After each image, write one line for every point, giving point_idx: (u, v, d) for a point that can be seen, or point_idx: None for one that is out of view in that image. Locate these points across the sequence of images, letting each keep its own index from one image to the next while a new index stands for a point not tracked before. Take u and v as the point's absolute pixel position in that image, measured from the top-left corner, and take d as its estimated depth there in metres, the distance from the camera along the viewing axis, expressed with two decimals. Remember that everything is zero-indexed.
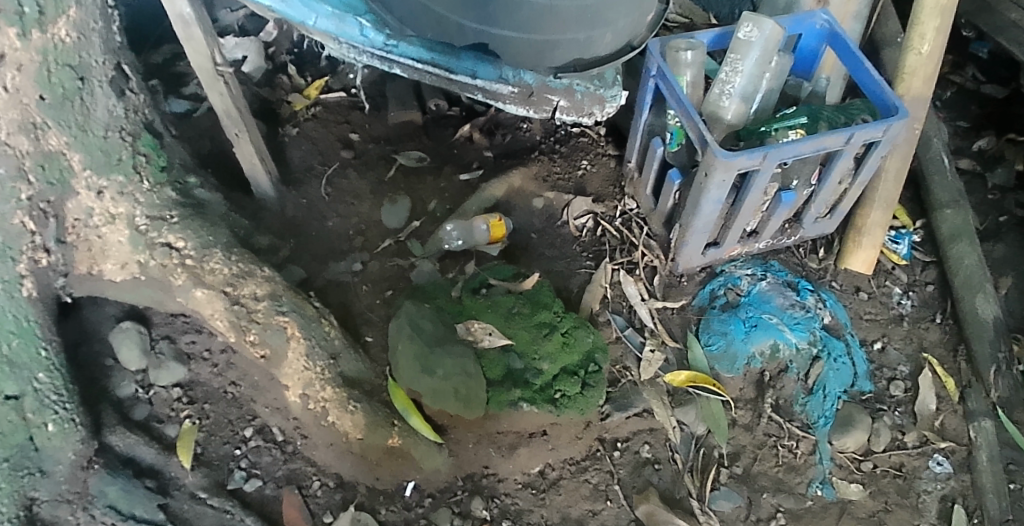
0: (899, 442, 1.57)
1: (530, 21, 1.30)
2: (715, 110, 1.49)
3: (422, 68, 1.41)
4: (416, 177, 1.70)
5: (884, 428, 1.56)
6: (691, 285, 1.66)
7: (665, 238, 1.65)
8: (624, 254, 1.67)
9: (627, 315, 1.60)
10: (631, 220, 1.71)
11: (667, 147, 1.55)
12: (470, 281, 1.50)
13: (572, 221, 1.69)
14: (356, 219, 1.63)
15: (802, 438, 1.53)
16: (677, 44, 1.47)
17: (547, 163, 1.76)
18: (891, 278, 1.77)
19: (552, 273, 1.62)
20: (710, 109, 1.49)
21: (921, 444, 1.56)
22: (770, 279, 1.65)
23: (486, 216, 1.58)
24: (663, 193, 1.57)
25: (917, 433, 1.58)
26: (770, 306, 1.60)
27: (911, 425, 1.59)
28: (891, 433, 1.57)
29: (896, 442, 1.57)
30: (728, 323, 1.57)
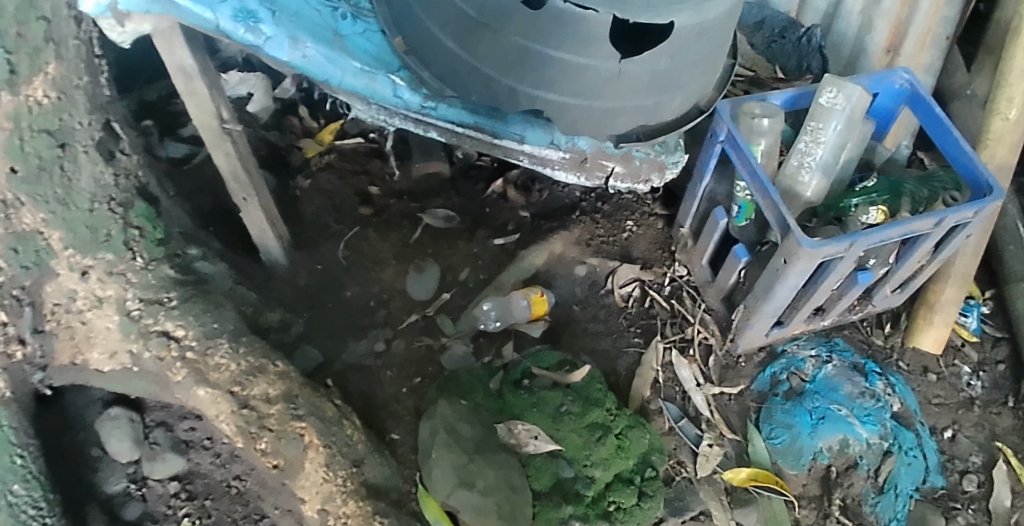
0: None
1: (595, 85, 1.16)
2: (794, 183, 1.34)
3: (462, 131, 1.26)
4: (446, 240, 1.54)
5: None
6: (750, 367, 1.50)
7: (724, 313, 1.50)
8: (677, 330, 1.52)
9: (681, 403, 1.44)
10: (681, 292, 1.56)
11: (734, 220, 1.41)
12: (509, 372, 1.32)
13: (617, 290, 1.55)
14: (378, 289, 1.46)
15: None
16: (749, 108, 1.34)
17: (590, 226, 1.60)
18: (960, 356, 1.62)
19: (598, 353, 1.47)
20: (788, 182, 1.34)
21: None
22: (836, 361, 1.50)
23: (527, 290, 1.41)
24: (727, 270, 1.43)
25: None
26: (839, 395, 1.44)
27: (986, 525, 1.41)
28: None
29: None
30: (793, 415, 1.42)
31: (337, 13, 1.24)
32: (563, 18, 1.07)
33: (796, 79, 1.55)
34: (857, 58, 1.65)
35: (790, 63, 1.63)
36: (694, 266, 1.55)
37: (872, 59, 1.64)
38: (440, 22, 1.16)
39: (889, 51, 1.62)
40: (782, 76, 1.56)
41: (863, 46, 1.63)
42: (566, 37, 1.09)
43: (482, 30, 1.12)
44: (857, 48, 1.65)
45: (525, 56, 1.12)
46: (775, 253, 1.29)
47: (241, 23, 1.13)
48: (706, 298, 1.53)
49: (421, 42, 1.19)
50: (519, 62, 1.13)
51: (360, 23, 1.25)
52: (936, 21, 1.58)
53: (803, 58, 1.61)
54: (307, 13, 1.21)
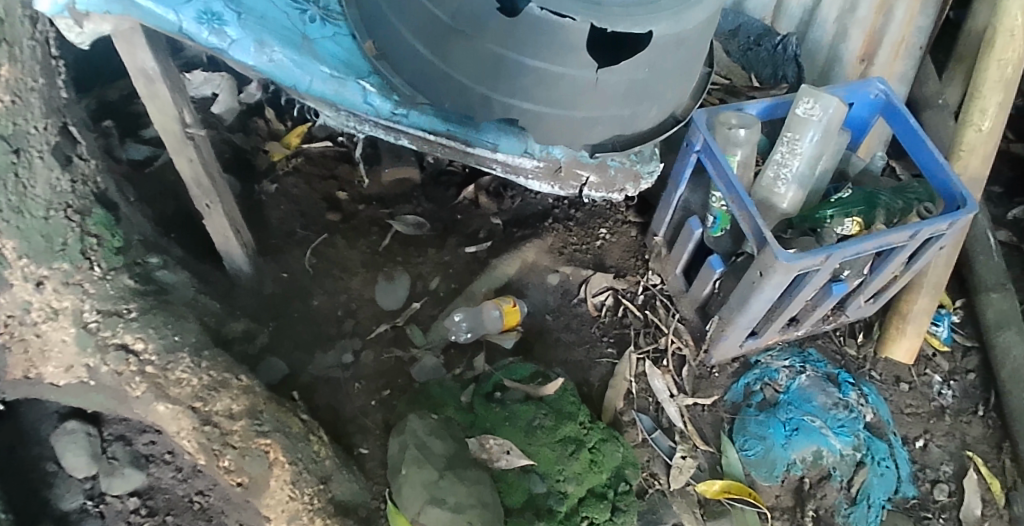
0: None
1: (572, 95, 1.14)
2: (770, 196, 1.32)
3: (434, 139, 1.22)
4: (416, 247, 1.51)
5: None
6: (724, 377, 1.50)
7: (698, 324, 1.49)
8: (650, 340, 1.52)
9: (654, 414, 1.43)
10: (652, 301, 1.57)
11: (709, 231, 1.40)
12: (482, 384, 1.30)
13: (590, 298, 1.55)
14: (347, 298, 1.43)
15: None
16: (726, 119, 1.33)
17: (563, 234, 1.59)
18: (931, 365, 1.63)
19: (571, 364, 1.46)
20: (764, 194, 1.32)
21: None
22: (810, 372, 1.50)
23: (499, 300, 1.39)
24: (701, 281, 1.43)
25: None
26: (812, 406, 1.44)
27: None
28: None
29: None
30: (767, 426, 1.41)
31: (305, 16, 1.20)
32: (542, 26, 1.04)
33: (771, 88, 1.54)
34: (832, 66, 1.65)
35: (766, 71, 1.62)
36: (668, 275, 1.55)
37: (847, 68, 1.64)
38: (412, 27, 1.12)
39: (863, 59, 1.63)
40: (757, 85, 1.56)
41: (838, 54, 1.63)
42: (543, 46, 1.07)
43: (457, 37, 1.09)
44: (832, 57, 1.65)
45: (501, 65, 1.09)
46: (752, 265, 1.28)
47: (205, 26, 1.08)
48: (678, 308, 1.53)
49: (393, 47, 1.17)
50: (495, 70, 1.10)
51: (329, 25, 1.21)
52: (909, 31, 1.60)
53: (780, 65, 1.60)
54: (274, 16, 1.16)
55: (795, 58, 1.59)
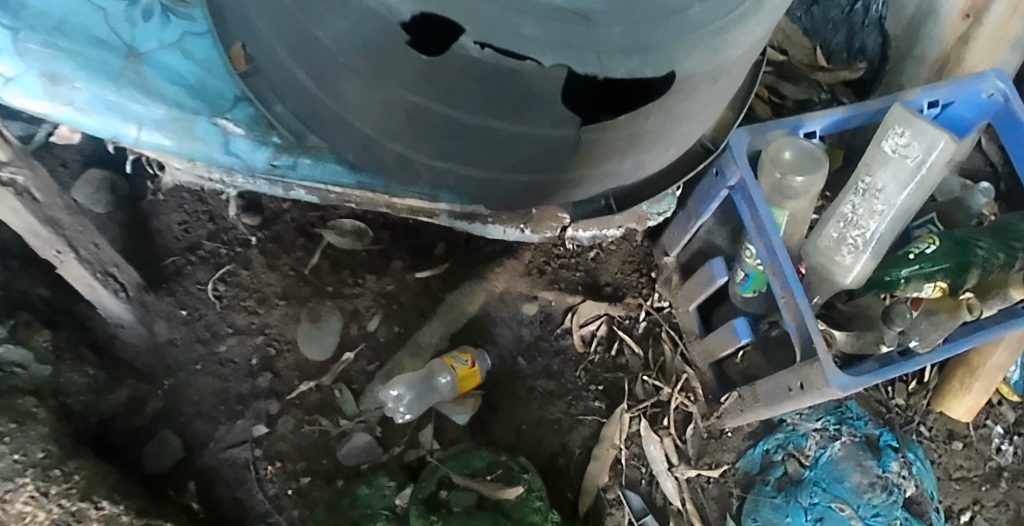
0: None
1: (539, 159, 0.74)
2: (834, 270, 0.99)
3: (341, 193, 0.88)
4: (350, 271, 1.20)
5: None
6: (737, 439, 1.25)
7: (713, 381, 1.19)
8: (646, 387, 1.23)
9: (645, 490, 1.18)
10: (654, 331, 1.27)
11: (737, 287, 1.07)
12: (421, 486, 1.03)
13: (578, 329, 1.24)
14: (263, 341, 1.15)
15: None
16: (776, 152, 0.98)
17: (545, 246, 1.27)
18: (985, 412, 1.36)
19: (543, 424, 1.18)
20: (821, 259, 1.00)
21: None
22: (845, 438, 1.26)
23: (451, 360, 1.10)
24: (721, 339, 1.12)
25: None
26: (842, 489, 1.20)
27: None
28: None
29: None
30: (783, 514, 1.18)
31: (138, 12, 0.87)
32: (484, 71, 0.62)
33: (839, 69, 1.27)
34: (924, 19, 1.22)
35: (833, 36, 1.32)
36: (680, 306, 1.24)
37: (944, 25, 1.19)
38: (284, 41, 0.71)
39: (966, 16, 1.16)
40: (820, 64, 1.30)
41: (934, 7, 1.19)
42: (491, 97, 0.65)
43: (349, 75, 0.68)
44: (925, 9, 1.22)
45: (420, 118, 0.69)
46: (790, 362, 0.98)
47: None
48: (688, 345, 1.24)
49: (266, 62, 0.78)
50: (414, 124, 0.71)
51: (172, 24, 0.87)
52: None
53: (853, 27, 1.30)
54: (82, 21, 0.84)
55: (879, 22, 1.28)
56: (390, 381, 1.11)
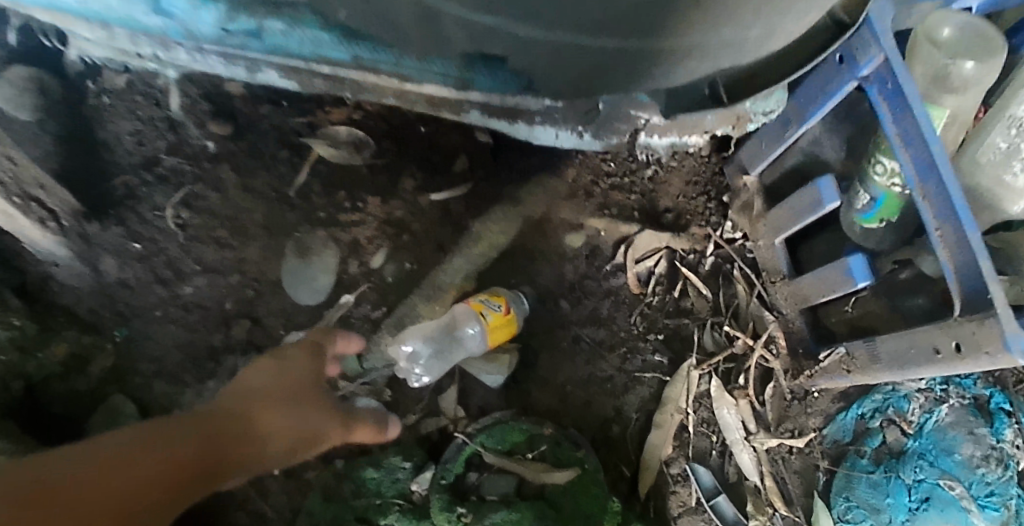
0: None
1: (646, 7, 0.47)
2: (998, 193, 0.75)
3: (315, 67, 0.67)
4: (347, 192, 0.95)
5: None
6: (827, 401, 1.02)
7: (805, 330, 0.94)
8: (716, 335, 0.99)
9: (716, 463, 0.97)
10: (723, 269, 1.01)
11: (857, 216, 0.83)
12: (445, 470, 0.81)
13: (632, 266, 0.99)
14: (239, 283, 0.92)
15: None
16: (934, 28, 0.71)
17: (592, 162, 1.01)
18: None
19: (591, 383, 0.96)
20: (976, 178, 0.76)
21: None
22: (953, 401, 1.03)
23: (479, 305, 0.85)
24: (832, 279, 0.85)
25: None
26: (951, 463, 0.99)
27: None
28: None
29: None
30: (881, 491, 0.97)
31: None
32: None
33: None
34: None
35: None
36: (759, 238, 0.97)
37: None
38: None
39: None
40: None
41: None
42: None
43: None
44: None
45: None
46: (941, 316, 0.72)
47: None
48: (766, 285, 0.98)
49: None
50: None
51: None
52: None
53: None
54: None
55: None
56: (405, 332, 0.88)
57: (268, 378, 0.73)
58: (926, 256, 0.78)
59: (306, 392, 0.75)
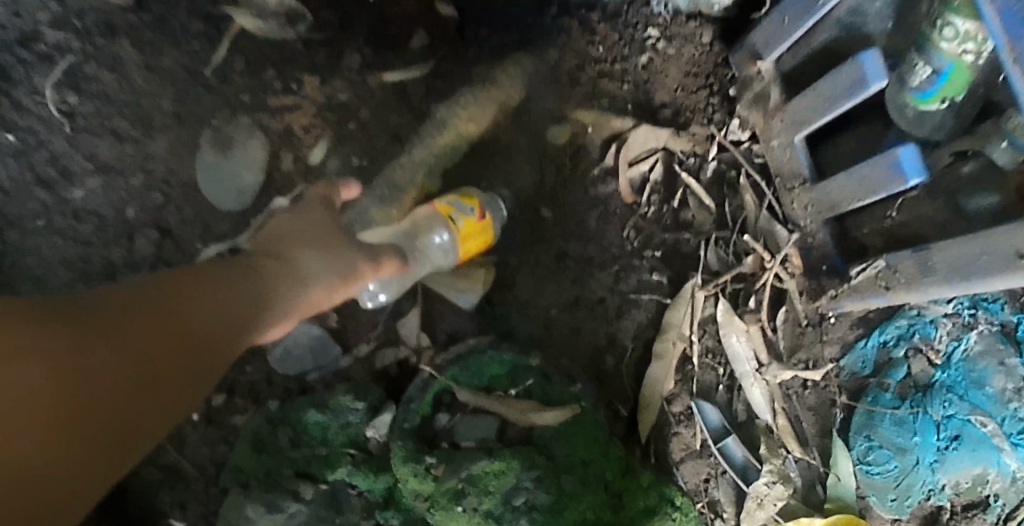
0: None
1: None
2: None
3: None
4: (279, 72, 0.77)
5: None
6: (843, 327, 0.88)
7: (830, 244, 0.80)
8: (721, 252, 0.85)
9: (724, 399, 0.83)
10: (728, 177, 0.86)
11: (912, 96, 0.68)
12: (408, 412, 0.66)
13: (625, 171, 0.83)
14: (144, 185, 0.73)
15: None
16: None
17: (578, 44, 0.85)
18: None
19: (579, 306, 0.81)
20: None
21: None
22: (981, 328, 0.89)
23: (449, 206, 0.69)
24: (876, 176, 0.70)
25: None
26: (981, 395, 0.87)
27: None
28: None
29: None
30: (906, 428, 0.85)
31: None
32: None
33: None
34: None
35: None
36: (771, 138, 0.83)
37: None
38: None
39: None
40: None
41: None
42: None
43: None
44: None
45: None
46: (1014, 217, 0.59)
47: None
48: (779, 195, 0.84)
49: None
50: None
51: None
52: None
53: None
54: None
55: None
56: (360, 232, 0.70)
57: (294, 223, 0.62)
58: (997, 143, 0.63)
59: (331, 235, 0.62)
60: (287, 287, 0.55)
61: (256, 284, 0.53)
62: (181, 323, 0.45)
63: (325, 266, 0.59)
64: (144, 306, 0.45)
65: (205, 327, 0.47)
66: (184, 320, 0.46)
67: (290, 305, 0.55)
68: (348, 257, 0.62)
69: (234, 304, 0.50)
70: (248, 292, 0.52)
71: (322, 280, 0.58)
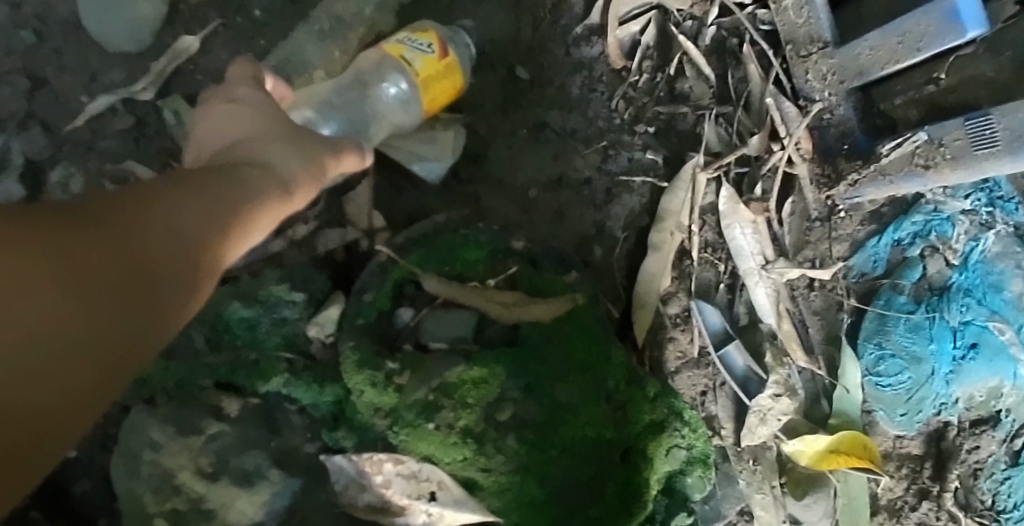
0: None
1: None
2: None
3: None
4: None
5: None
6: (854, 224, 0.78)
7: (852, 120, 0.69)
8: (722, 130, 0.73)
9: (724, 300, 0.72)
10: (729, 46, 0.74)
11: None
12: (361, 306, 0.53)
13: (616, 29, 0.70)
14: (10, 22, 0.57)
15: None
16: None
17: None
18: None
19: (562, 187, 0.68)
20: None
21: None
22: (1000, 228, 0.79)
23: (398, 47, 0.56)
24: (924, 30, 0.60)
25: None
26: (1001, 300, 0.78)
27: None
28: None
29: None
30: (923, 334, 0.76)
31: None
32: None
33: None
34: None
35: None
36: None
37: None
38: None
39: None
40: None
41: None
42: None
43: None
44: None
45: None
46: None
47: None
48: (790, 66, 0.72)
49: None
50: None
51: None
52: None
53: None
54: None
55: None
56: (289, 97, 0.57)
57: (236, 116, 0.47)
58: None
59: (284, 126, 0.47)
60: (267, 194, 0.42)
61: (227, 190, 0.39)
62: (127, 245, 0.33)
63: (298, 161, 0.46)
64: (79, 228, 0.32)
65: (162, 253, 0.34)
66: (131, 240, 0.33)
67: (273, 215, 0.43)
68: (312, 149, 0.48)
69: (200, 218, 0.37)
70: (221, 199, 0.39)
71: (299, 181, 0.45)
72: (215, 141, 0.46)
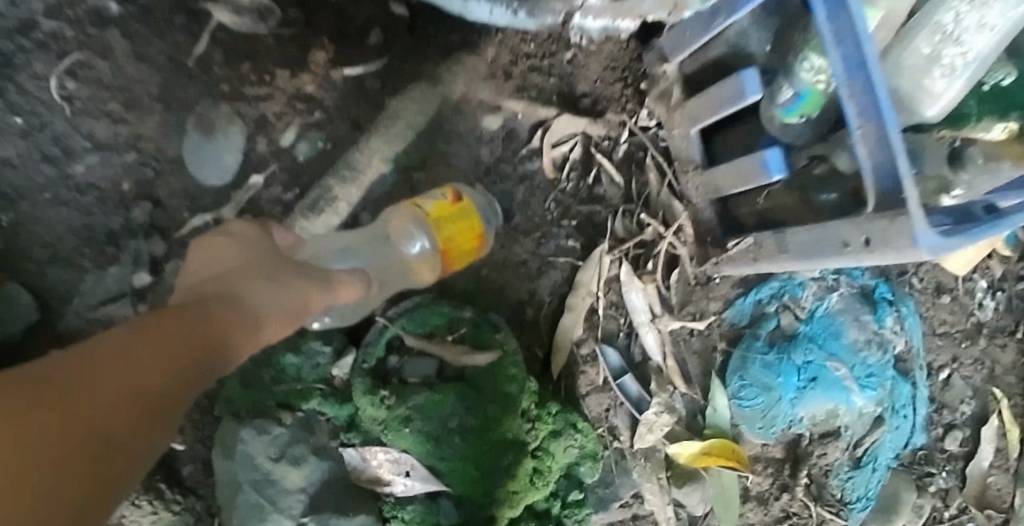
0: (936, 513, 1.13)
1: None
2: (913, 96, 0.67)
3: None
4: (253, 63, 0.89)
5: (930, 503, 1.11)
6: (728, 287, 1.05)
7: (713, 221, 0.96)
8: (627, 222, 1.02)
9: (623, 343, 1.01)
10: (636, 157, 1.02)
11: (779, 111, 0.81)
12: (367, 354, 0.83)
13: (549, 151, 0.99)
14: (137, 162, 0.87)
15: (826, 522, 1.10)
16: None
17: (512, 41, 0.97)
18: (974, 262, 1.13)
19: (506, 267, 0.99)
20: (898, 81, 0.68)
21: (958, 512, 1.13)
22: (843, 290, 1.08)
23: (419, 203, 0.80)
24: (747, 168, 0.84)
25: (960, 501, 1.13)
26: (836, 345, 1.07)
27: (956, 491, 1.13)
28: (931, 503, 1.12)
29: (933, 515, 1.13)
30: (776, 371, 1.04)
31: None
32: None
33: None
34: None
35: None
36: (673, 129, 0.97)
37: None
38: None
39: None
40: None
41: None
42: None
43: None
44: None
45: None
46: (844, 217, 0.75)
47: None
48: (677, 174, 0.99)
49: None
50: None
51: None
52: None
53: None
54: None
55: None
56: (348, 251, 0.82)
57: (225, 264, 0.70)
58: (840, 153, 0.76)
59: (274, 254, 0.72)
60: (245, 316, 0.65)
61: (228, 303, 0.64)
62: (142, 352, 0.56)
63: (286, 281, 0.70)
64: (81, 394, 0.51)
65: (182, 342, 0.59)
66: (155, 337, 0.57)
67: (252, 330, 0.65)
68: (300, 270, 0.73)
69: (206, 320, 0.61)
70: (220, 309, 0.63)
71: (277, 304, 0.68)
72: (216, 267, 0.71)
